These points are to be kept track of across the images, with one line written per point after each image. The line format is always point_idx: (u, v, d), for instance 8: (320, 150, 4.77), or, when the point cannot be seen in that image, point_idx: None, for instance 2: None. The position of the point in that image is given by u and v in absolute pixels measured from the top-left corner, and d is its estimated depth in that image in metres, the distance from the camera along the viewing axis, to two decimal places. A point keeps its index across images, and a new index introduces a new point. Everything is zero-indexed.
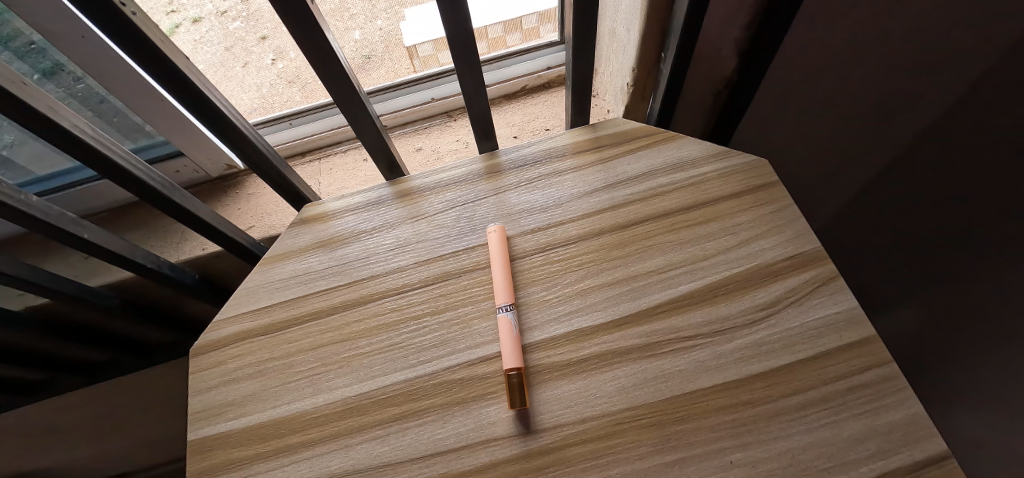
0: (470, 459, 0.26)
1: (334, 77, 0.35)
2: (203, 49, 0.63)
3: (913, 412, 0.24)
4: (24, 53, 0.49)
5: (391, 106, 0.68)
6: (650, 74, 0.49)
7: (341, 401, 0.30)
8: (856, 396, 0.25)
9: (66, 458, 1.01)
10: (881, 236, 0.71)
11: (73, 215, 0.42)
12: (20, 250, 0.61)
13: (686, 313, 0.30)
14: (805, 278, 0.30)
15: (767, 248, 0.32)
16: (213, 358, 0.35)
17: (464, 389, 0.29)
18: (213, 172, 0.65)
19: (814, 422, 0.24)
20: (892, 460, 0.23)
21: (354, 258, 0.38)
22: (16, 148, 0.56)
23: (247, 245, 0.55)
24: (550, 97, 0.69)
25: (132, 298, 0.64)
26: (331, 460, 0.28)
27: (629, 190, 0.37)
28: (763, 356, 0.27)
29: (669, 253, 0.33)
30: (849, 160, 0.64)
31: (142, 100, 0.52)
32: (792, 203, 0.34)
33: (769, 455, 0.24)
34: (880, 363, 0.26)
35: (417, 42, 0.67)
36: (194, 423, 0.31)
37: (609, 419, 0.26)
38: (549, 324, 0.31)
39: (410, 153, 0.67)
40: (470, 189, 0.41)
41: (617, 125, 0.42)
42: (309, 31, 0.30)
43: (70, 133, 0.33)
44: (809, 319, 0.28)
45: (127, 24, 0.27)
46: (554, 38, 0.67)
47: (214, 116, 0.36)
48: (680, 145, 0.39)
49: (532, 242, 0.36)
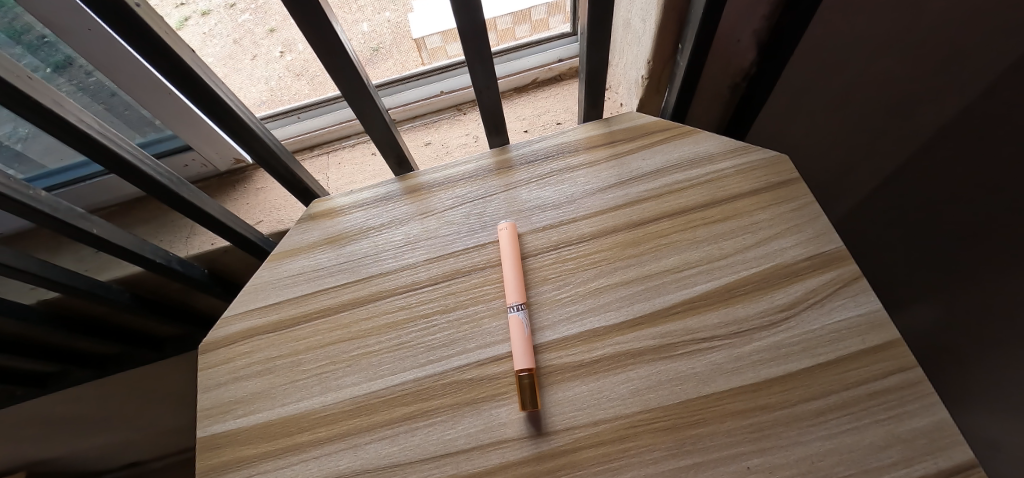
0: (481, 460, 0.26)
1: (343, 70, 0.34)
2: (213, 41, 0.63)
3: (938, 419, 0.23)
4: (35, 47, 0.49)
5: (401, 99, 0.67)
6: (666, 66, 0.47)
7: (349, 400, 0.30)
8: (878, 402, 0.24)
9: (80, 448, 1.03)
10: (901, 234, 0.69)
11: (82, 210, 0.42)
12: (32, 245, 0.62)
13: (701, 315, 0.29)
14: (827, 278, 0.29)
15: (787, 248, 0.31)
16: (221, 355, 0.35)
17: (474, 389, 0.29)
18: (222, 166, 0.65)
19: (834, 429, 0.23)
20: (916, 469, 0.22)
21: (363, 256, 0.37)
22: (29, 142, 0.57)
23: (254, 241, 0.55)
24: (561, 90, 0.67)
25: (143, 292, 0.65)
26: (340, 459, 0.27)
27: (644, 186, 0.36)
28: (782, 359, 0.26)
29: (685, 252, 0.32)
30: (870, 159, 0.61)
31: (149, 93, 0.52)
32: (814, 201, 0.33)
33: (787, 461, 0.23)
34: (904, 368, 0.25)
35: (425, 35, 0.65)
36: (205, 420, 0.31)
37: (621, 422, 0.26)
38: (561, 324, 0.30)
39: (419, 148, 0.67)
40: (481, 184, 0.40)
41: (632, 119, 0.41)
42: (317, 25, 0.30)
43: (75, 127, 0.33)
44: (830, 321, 0.27)
45: (129, 14, 0.26)
46: (565, 29, 0.66)
47: (220, 109, 0.35)
48: (698, 139, 0.38)
49: (544, 240, 0.35)
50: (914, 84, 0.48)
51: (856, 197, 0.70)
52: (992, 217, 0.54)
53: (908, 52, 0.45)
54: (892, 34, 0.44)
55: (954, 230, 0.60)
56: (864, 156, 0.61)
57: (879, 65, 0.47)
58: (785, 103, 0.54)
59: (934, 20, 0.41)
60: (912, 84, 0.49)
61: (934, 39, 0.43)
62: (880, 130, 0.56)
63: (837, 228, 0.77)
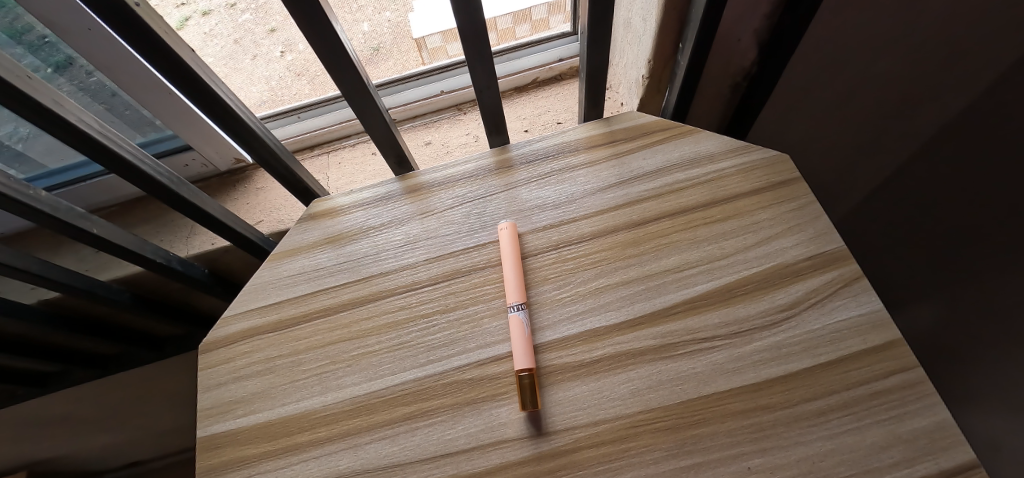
0: (481, 460, 0.26)
1: (343, 69, 0.34)
2: (214, 41, 0.63)
3: (939, 419, 0.23)
4: (36, 47, 0.49)
5: (401, 99, 0.67)
6: (667, 66, 0.47)
7: (350, 400, 0.30)
8: (879, 402, 0.24)
9: (80, 447, 1.03)
10: (902, 234, 0.69)
11: (82, 210, 0.42)
12: (32, 245, 0.62)
13: (701, 314, 0.29)
14: (828, 278, 0.29)
15: (788, 248, 0.31)
16: (221, 355, 0.35)
17: (475, 389, 0.28)
18: (222, 166, 0.65)
19: (835, 429, 0.23)
20: (918, 469, 0.22)
21: (363, 255, 0.37)
22: (30, 142, 0.57)
23: (255, 240, 0.55)
24: (562, 90, 0.67)
25: (143, 291, 0.65)
26: (340, 459, 0.27)
27: (645, 186, 0.36)
28: (783, 359, 0.26)
29: (685, 251, 0.32)
30: (871, 159, 0.61)
31: (149, 93, 0.52)
32: (815, 200, 0.33)
33: (788, 461, 0.23)
34: (905, 368, 0.25)
35: (425, 34, 0.65)
36: (205, 420, 0.31)
37: (622, 422, 0.25)
38: (562, 324, 0.30)
39: (419, 148, 0.67)
40: (481, 184, 0.40)
41: (632, 119, 0.41)
42: (318, 24, 0.30)
43: (75, 127, 0.33)
44: (831, 321, 0.27)
45: (129, 14, 0.26)
46: (565, 29, 0.66)
47: (220, 109, 0.35)
48: (698, 139, 0.38)
49: (544, 240, 0.35)
50: (915, 83, 0.48)
51: (857, 197, 0.70)
52: (993, 217, 0.54)
53: (909, 51, 0.45)
54: (893, 34, 0.43)
55: (956, 230, 0.60)
56: (865, 155, 0.61)
57: (880, 65, 0.47)
58: (786, 103, 0.54)
59: (935, 20, 0.41)
60: (913, 84, 0.48)
61: (935, 39, 0.43)
62: (881, 129, 0.56)
63: (838, 228, 0.77)
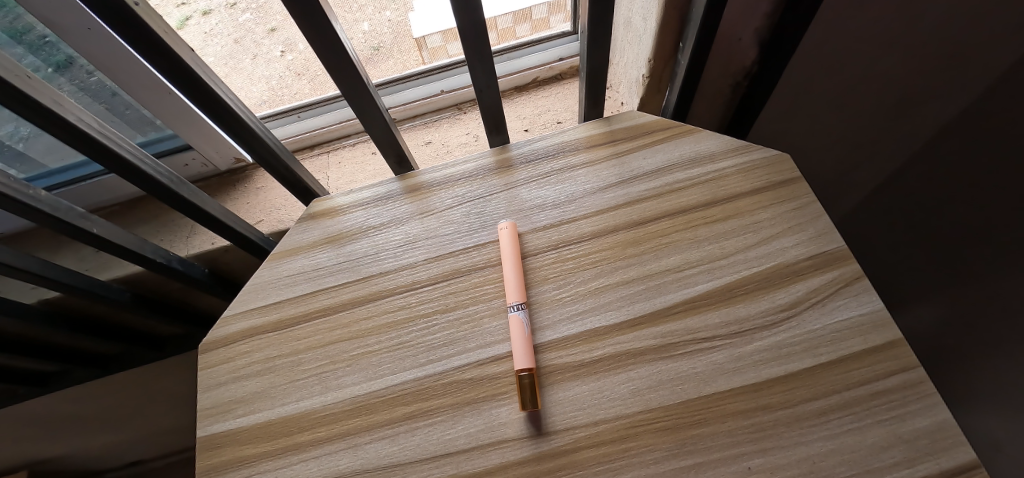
0: (481, 460, 0.26)
1: (343, 69, 0.34)
2: (213, 41, 0.63)
3: (940, 419, 0.23)
4: (37, 47, 0.49)
5: (401, 98, 0.67)
6: (667, 65, 0.47)
7: (349, 400, 0.30)
8: (880, 402, 0.24)
9: (79, 447, 1.03)
10: (904, 233, 0.68)
11: (82, 210, 0.42)
12: (33, 244, 0.62)
13: (701, 314, 0.29)
14: (829, 278, 0.29)
15: (788, 247, 0.31)
16: (220, 355, 0.34)
17: (474, 389, 0.28)
18: (222, 166, 0.65)
19: (836, 429, 0.23)
20: (919, 469, 0.22)
21: (363, 255, 0.37)
22: (31, 141, 0.57)
23: (255, 240, 0.55)
24: (562, 90, 0.67)
25: (143, 291, 0.65)
26: (340, 459, 0.27)
27: (645, 185, 0.36)
28: (783, 359, 0.26)
29: (686, 251, 0.32)
30: (872, 158, 0.61)
31: (149, 93, 0.52)
32: (815, 200, 0.32)
33: (789, 461, 0.23)
34: (906, 368, 0.25)
35: (426, 34, 0.66)
36: (205, 420, 0.31)
37: (622, 422, 0.25)
38: (562, 323, 0.30)
39: (419, 147, 0.66)
40: (481, 184, 0.40)
41: (633, 118, 0.41)
42: (317, 24, 0.30)
43: (75, 127, 0.33)
44: (831, 321, 0.27)
45: (129, 13, 0.26)
46: (566, 28, 0.66)
47: (220, 109, 0.35)
48: (699, 138, 0.38)
49: (544, 239, 0.35)
50: (916, 83, 0.48)
51: (858, 196, 0.70)
52: (994, 216, 0.54)
53: (910, 50, 0.45)
54: (893, 33, 0.43)
55: (957, 229, 0.60)
56: (865, 155, 0.61)
57: (881, 64, 0.47)
58: (786, 102, 0.54)
59: (936, 19, 0.41)
60: (914, 83, 0.48)
61: (936, 39, 0.43)
62: (881, 128, 0.56)
63: (839, 228, 0.76)
